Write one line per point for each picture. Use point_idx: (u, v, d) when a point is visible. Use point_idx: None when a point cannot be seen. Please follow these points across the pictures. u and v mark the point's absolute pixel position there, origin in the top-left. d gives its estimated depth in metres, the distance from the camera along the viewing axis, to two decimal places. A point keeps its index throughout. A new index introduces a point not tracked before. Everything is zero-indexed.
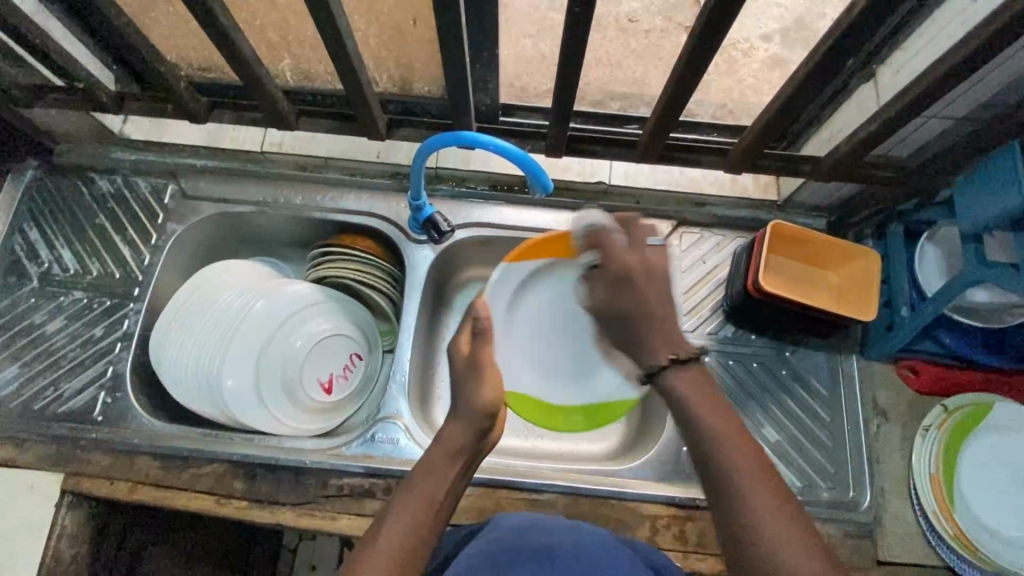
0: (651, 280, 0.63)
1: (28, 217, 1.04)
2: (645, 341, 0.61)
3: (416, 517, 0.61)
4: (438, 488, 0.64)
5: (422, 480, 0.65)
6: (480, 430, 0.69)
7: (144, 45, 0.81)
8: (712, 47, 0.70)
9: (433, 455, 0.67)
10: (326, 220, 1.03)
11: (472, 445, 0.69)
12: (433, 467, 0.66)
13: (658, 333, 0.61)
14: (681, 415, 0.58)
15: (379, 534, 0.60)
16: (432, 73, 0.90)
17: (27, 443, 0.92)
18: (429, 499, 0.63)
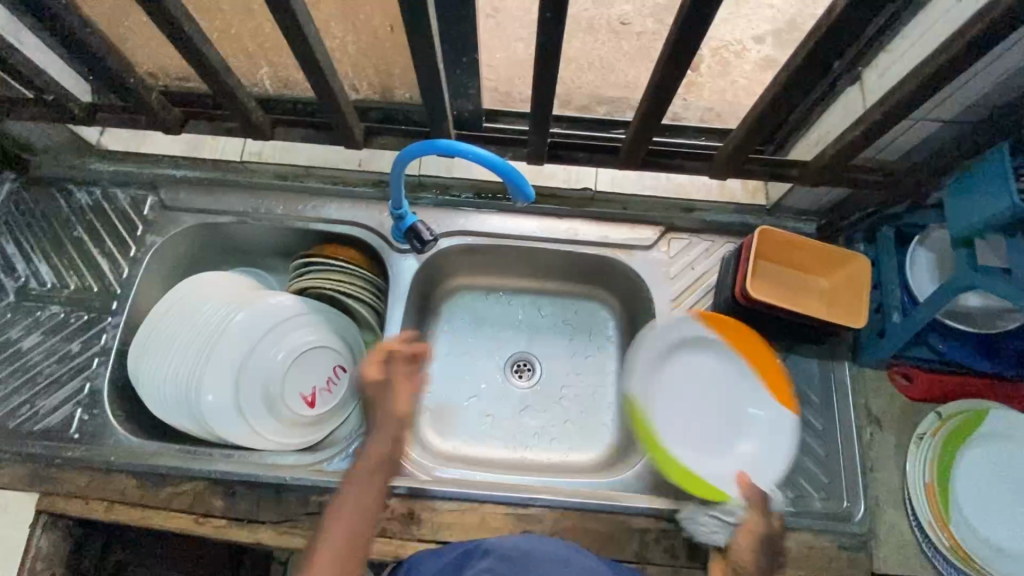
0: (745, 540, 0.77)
1: (5, 230, 1.02)
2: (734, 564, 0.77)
3: (355, 526, 0.67)
4: (373, 494, 0.70)
5: (354, 487, 0.70)
6: (398, 437, 0.74)
7: (114, 55, 0.80)
8: (692, 50, 0.69)
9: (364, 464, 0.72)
10: (307, 230, 1.01)
11: (393, 451, 0.74)
12: (368, 474, 0.72)
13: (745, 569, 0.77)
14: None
15: (319, 545, 0.65)
16: (412, 80, 0.88)
17: (1, 462, 0.89)
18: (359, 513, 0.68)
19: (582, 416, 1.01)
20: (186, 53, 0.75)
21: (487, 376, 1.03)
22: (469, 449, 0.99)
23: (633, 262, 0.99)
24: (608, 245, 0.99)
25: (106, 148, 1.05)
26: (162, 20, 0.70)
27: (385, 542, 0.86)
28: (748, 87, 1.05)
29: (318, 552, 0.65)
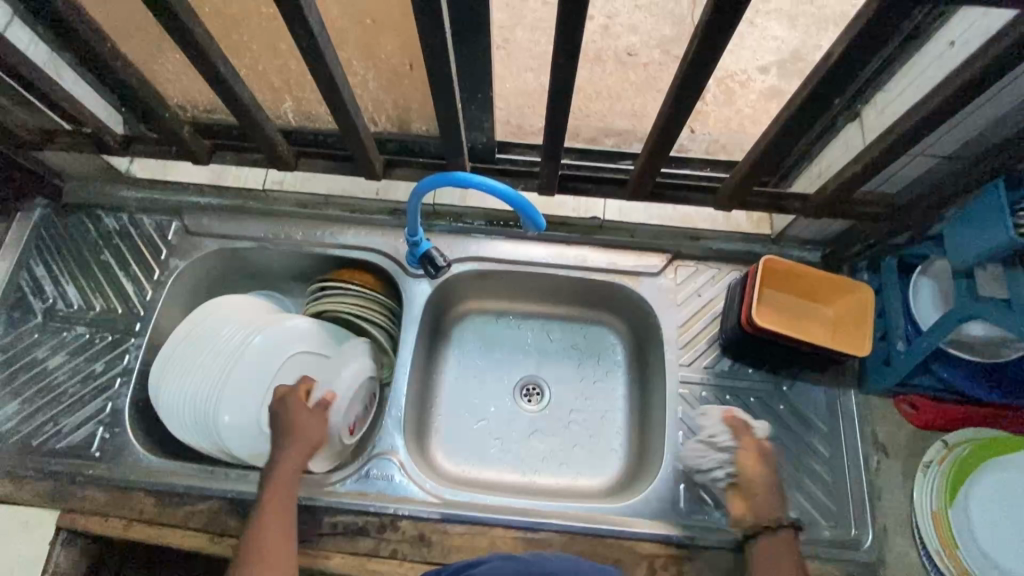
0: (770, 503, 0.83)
1: (35, 253, 1.06)
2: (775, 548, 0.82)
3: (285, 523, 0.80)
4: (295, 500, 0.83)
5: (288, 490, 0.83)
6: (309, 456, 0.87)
7: (150, 92, 0.84)
8: (696, 88, 0.73)
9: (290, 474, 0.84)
10: (325, 256, 1.05)
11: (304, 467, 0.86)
12: (274, 486, 0.83)
13: (771, 496, 0.83)
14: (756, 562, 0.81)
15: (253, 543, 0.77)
16: (429, 113, 0.92)
17: (24, 479, 0.92)
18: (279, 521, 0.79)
19: (591, 440, 1.03)
20: (218, 91, 0.80)
21: (496, 399, 1.05)
22: (479, 473, 1.00)
23: (639, 289, 1.01)
24: (616, 272, 1.02)
25: (134, 176, 1.09)
26: (197, 62, 0.75)
27: (396, 564, 0.88)
28: (752, 115, 1.12)
29: (258, 550, 0.76)
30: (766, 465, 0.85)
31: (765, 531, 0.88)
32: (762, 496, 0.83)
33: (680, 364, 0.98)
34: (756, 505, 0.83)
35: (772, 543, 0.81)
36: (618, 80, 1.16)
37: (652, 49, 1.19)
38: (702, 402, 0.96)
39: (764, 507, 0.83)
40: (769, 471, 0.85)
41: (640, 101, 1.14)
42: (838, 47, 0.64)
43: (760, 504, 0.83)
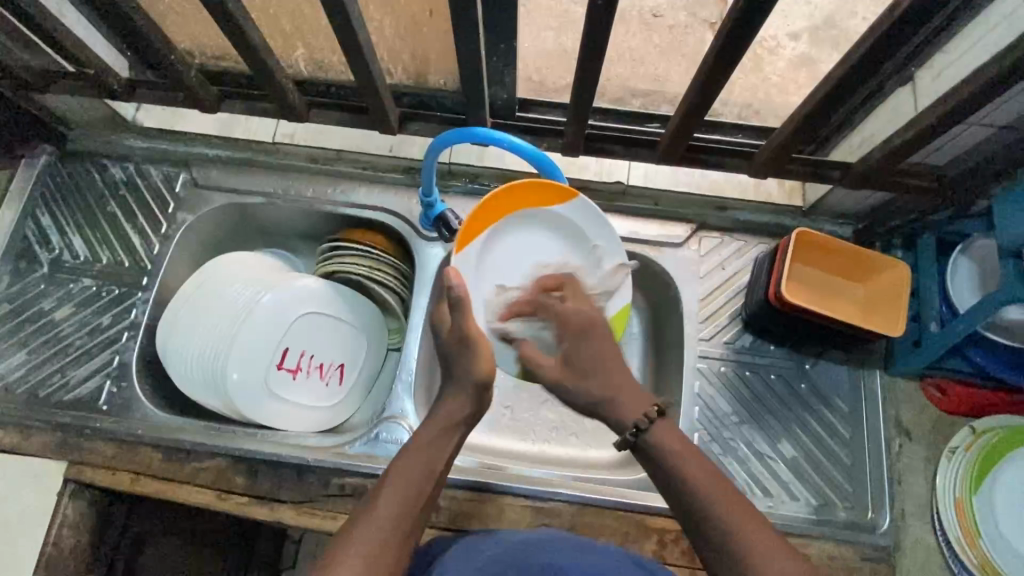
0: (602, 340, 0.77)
1: (41, 201, 1.03)
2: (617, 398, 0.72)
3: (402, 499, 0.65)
4: (430, 465, 0.69)
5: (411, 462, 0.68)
6: (478, 400, 0.74)
7: (156, 32, 0.80)
8: (738, 46, 0.67)
9: (428, 431, 0.72)
10: (336, 213, 1.02)
11: (469, 417, 0.74)
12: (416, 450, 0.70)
13: (627, 394, 0.72)
14: (649, 459, 0.67)
15: (372, 510, 0.63)
16: (449, 67, 0.87)
17: (31, 430, 0.92)
18: (418, 483, 0.67)
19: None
20: (228, 34, 0.75)
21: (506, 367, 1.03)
22: (487, 441, 0.98)
23: (662, 259, 0.97)
24: (638, 241, 0.98)
25: (141, 125, 1.05)
26: (206, 0, 0.70)
27: None
28: (779, 85, 1.06)
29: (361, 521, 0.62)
30: (585, 340, 0.77)
31: (780, 511, 0.86)
32: (625, 394, 0.72)
33: (700, 338, 0.95)
34: (622, 408, 0.71)
35: (664, 428, 0.68)
36: (642, 42, 1.08)
37: (681, 9, 1.12)
38: (720, 377, 0.93)
39: (623, 410, 0.71)
40: (611, 347, 0.77)
41: (664, 65, 1.07)
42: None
43: (614, 398, 0.72)
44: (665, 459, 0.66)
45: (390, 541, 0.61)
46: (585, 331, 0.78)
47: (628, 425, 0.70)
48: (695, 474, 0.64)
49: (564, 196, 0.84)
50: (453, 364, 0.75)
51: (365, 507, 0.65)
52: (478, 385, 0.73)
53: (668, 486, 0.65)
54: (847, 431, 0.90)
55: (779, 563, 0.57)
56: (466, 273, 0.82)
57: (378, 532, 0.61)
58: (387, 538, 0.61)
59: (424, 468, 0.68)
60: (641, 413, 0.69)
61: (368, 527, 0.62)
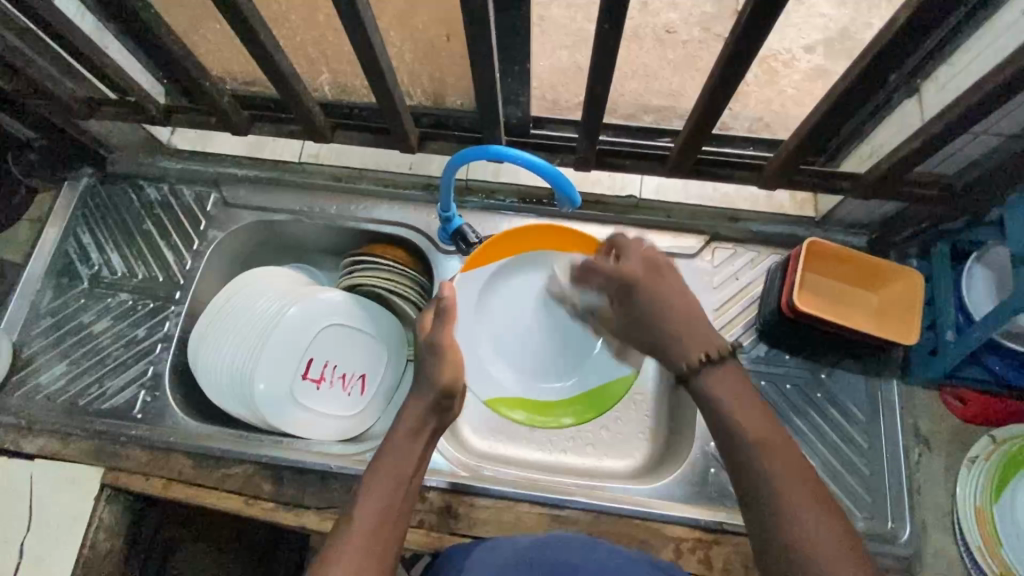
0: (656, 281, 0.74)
1: (82, 221, 1.09)
2: (674, 342, 0.70)
3: (386, 490, 0.68)
4: (407, 467, 0.70)
5: (390, 462, 0.70)
6: (441, 404, 0.76)
7: (192, 60, 0.85)
8: (744, 64, 0.70)
9: (398, 435, 0.74)
10: (358, 229, 1.06)
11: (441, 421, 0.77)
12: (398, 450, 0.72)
13: (678, 337, 0.70)
14: (702, 399, 0.66)
15: (358, 501, 0.67)
16: (465, 87, 0.91)
17: (71, 437, 0.96)
18: (399, 481, 0.69)
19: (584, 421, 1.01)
20: (259, 61, 0.80)
21: None
22: (505, 450, 1.00)
23: (677, 270, 0.99)
24: None
25: (174, 147, 1.12)
26: (240, 31, 0.75)
27: (424, 534, 0.89)
28: (796, 96, 1.08)
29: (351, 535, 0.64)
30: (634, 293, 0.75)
31: None
32: (688, 335, 0.69)
33: None
34: (687, 341, 0.69)
35: (723, 374, 0.66)
36: (656, 58, 1.12)
37: (693, 26, 1.15)
38: None
39: (680, 352, 0.69)
40: (677, 307, 0.72)
41: (678, 80, 1.10)
42: (903, 15, 0.61)
43: (676, 340, 0.70)
44: (719, 402, 0.65)
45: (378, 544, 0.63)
46: (632, 286, 0.75)
47: (685, 357, 0.68)
48: (742, 418, 0.63)
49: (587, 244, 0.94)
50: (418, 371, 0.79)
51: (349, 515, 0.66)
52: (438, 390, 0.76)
53: (718, 427, 0.64)
54: (864, 441, 0.90)
55: (803, 502, 0.57)
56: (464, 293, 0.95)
57: (368, 519, 0.65)
58: (377, 525, 0.65)
59: (401, 468, 0.70)
60: (697, 352, 0.67)
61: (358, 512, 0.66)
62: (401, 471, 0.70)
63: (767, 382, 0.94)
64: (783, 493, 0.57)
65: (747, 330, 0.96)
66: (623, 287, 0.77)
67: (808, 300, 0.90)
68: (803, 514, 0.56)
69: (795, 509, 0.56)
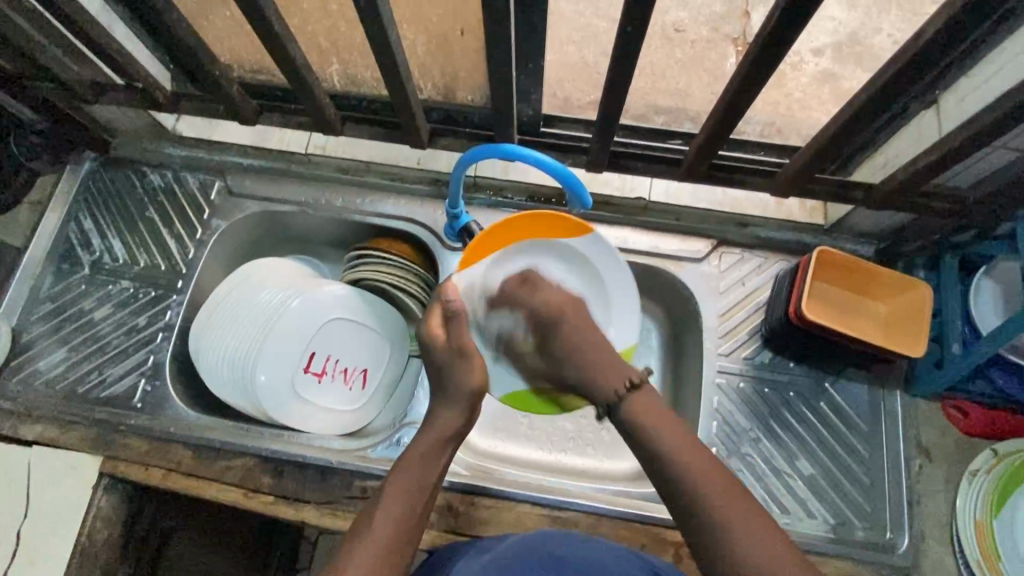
0: (576, 309, 0.84)
1: (84, 205, 1.08)
2: (596, 379, 0.77)
3: (404, 503, 0.66)
4: (425, 476, 0.69)
5: (408, 472, 0.69)
6: (469, 413, 0.75)
7: (203, 48, 0.83)
8: (764, 71, 0.69)
9: (424, 444, 0.72)
10: (363, 223, 1.05)
11: (459, 431, 0.74)
12: (411, 460, 0.70)
13: (600, 371, 0.77)
14: (624, 428, 0.72)
15: (376, 512, 0.66)
16: (477, 82, 0.90)
17: (70, 424, 0.95)
18: (419, 488, 0.68)
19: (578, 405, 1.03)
20: (271, 51, 0.79)
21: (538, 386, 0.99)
22: (505, 448, 1.00)
23: (683, 274, 0.98)
24: (659, 255, 0.99)
25: (180, 134, 1.11)
26: (254, 19, 0.74)
27: (425, 531, 0.88)
28: (802, 99, 1.07)
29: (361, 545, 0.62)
30: (556, 327, 0.82)
31: (797, 528, 0.86)
32: (610, 369, 0.77)
33: (719, 353, 0.95)
34: (600, 378, 0.77)
35: (643, 402, 0.72)
36: (663, 57, 1.11)
37: (701, 26, 1.14)
38: (738, 392, 0.94)
39: (604, 382, 0.76)
40: (591, 342, 0.80)
41: (685, 80, 1.09)
42: (931, 28, 0.60)
43: (591, 376, 0.78)
44: (639, 428, 0.70)
45: (394, 550, 0.63)
46: (560, 315, 0.83)
47: (608, 390, 0.75)
48: (664, 438, 0.67)
49: (580, 230, 0.87)
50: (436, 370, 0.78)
51: (361, 523, 0.66)
52: (470, 397, 0.74)
53: (646, 456, 0.68)
54: (866, 450, 0.90)
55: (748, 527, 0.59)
56: (471, 296, 0.85)
57: (381, 533, 0.63)
58: (390, 541, 0.63)
59: (420, 478, 0.69)
60: (618, 384, 0.75)
61: (373, 524, 0.64)
62: (423, 480, 0.69)
63: (769, 388, 0.94)
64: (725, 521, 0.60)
65: (751, 334, 0.96)
66: (544, 322, 0.83)
67: (817, 312, 0.89)
68: (734, 527, 0.59)
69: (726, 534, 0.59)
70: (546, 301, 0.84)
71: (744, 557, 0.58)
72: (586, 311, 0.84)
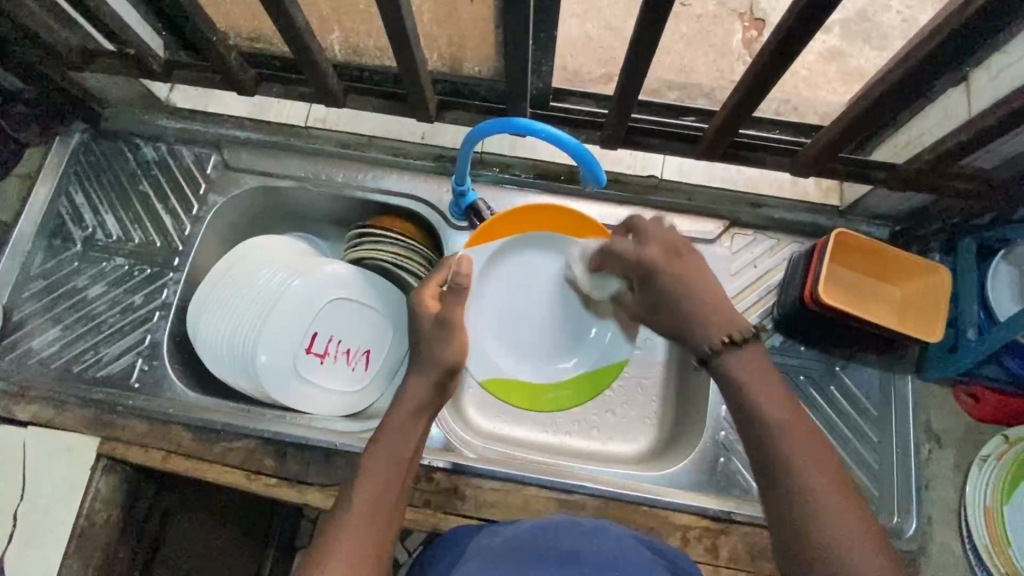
0: (686, 264, 0.71)
1: (75, 179, 1.04)
2: (703, 323, 0.67)
3: (384, 474, 0.65)
4: (400, 449, 0.68)
5: (383, 446, 0.68)
6: (439, 385, 0.74)
7: (200, 13, 0.79)
8: (794, 43, 0.66)
9: (396, 416, 0.71)
10: (365, 200, 1.02)
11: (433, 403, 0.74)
12: (385, 434, 0.69)
13: (712, 312, 0.67)
14: (725, 384, 0.64)
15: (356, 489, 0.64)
16: (486, 53, 0.86)
17: (66, 405, 0.93)
18: (395, 461, 0.67)
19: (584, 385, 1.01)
20: (273, 16, 0.75)
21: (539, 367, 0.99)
22: (510, 430, 0.99)
23: None
24: None
25: (174, 105, 1.05)
26: None
27: (430, 514, 0.87)
28: (809, 78, 1.03)
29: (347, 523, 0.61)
30: (656, 278, 0.73)
31: None
32: (713, 316, 0.67)
33: None
34: (708, 322, 0.67)
35: (747, 355, 0.64)
36: (672, 30, 1.07)
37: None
38: None
39: (697, 332, 0.67)
40: (704, 276, 0.70)
41: (690, 56, 1.05)
42: None
43: (702, 319, 0.67)
44: (741, 390, 0.62)
45: (379, 524, 0.62)
46: (653, 270, 0.74)
47: (707, 340, 0.66)
48: (767, 406, 0.60)
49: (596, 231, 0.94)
50: (440, 345, 0.76)
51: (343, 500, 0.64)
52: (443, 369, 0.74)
53: (742, 414, 0.61)
54: (875, 435, 0.89)
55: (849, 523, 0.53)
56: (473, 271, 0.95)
57: (367, 505, 0.62)
58: (378, 514, 0.62)
59: (398, 451, 0.68)
60: (717, 334, 0.65)
61: (358, 497, 0.63)
62: (399, 453, 0.68)
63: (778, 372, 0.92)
64: (831, 524, 0.53)
65: (761, 317, 0.95)
66: (645, 273, 0.74)
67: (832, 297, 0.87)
68: (836, 520, 0.53)
69: (823, 521, 0.53)
70: (641, 258, 0.75)
71: (830, 539, 0.52)
72: (693, 259, 0.72)
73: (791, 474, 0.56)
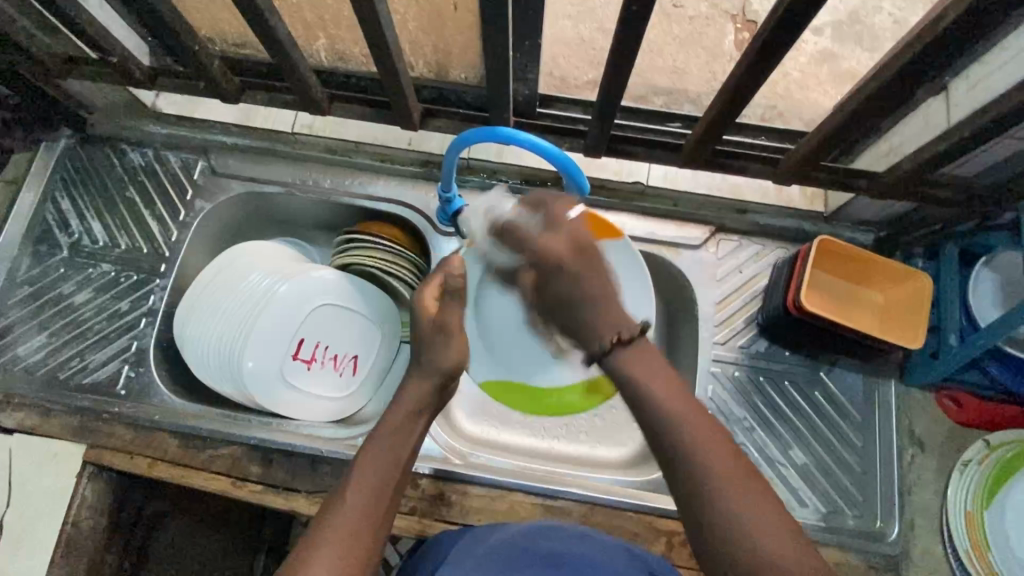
0: (575, 252, 0.76)
1: (61, 185, 1.04)
2: (592, 325, 0.72)
3: (380, 471, 0.66)
4: (399, 448, 0.68)
5: (381, 444, 0.68)
6: (440, 386, 0.75)
7: (181, 22, 0.79)
8: (772, 54, 0.66)
9: (396, 414, 0.72)
10: (352, 205, 1.02)
11: (433, 403, 0.75)
12: (383, 430, 0.70)
13: (602, 307, 0.72)
14: (620, 382, 0.67)
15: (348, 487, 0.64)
16: (471, 61, 0.86)
17: (52, 412, 0.93)
18: (392, 461, 0.67)
19: None
20: (254, 26, 0.75)
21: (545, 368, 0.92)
22: (497, 435, 1.00)
23: (679, 261, 0.96)
24: (656, 242, 0.97)
25: (160, 111, 1.05)
26: None
27: (416, 521, 0.87)
28: (801, 79, 1.03)
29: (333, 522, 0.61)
30: (555, 278, 0.76)
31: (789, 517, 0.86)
32: (605, 313, 0.72)
33: (714, 342, 0.94)
34: (596, 324, 0.72)
35: (635, 355, 0.68)
36: (661, 33, 1.07)
37: (699, 2, 1.11)
38: (733, 381, 0.93)
39: (598, 330, 0.71)
40: (594, 277, 0.74)
41: (683, 57, 1.05)
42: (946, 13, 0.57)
43: (592, 317, 0.72)
44: (636, 386, 0.65)
45: (369, 522, 0.62)
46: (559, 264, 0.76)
47: (599, 339, 0.70)
48: (663, 400, 0.63)
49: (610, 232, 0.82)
50: (423, 353, 0.77)
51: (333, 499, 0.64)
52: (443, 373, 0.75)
53: (640, 417, 0.65)
54: (859, 440, 0.90)
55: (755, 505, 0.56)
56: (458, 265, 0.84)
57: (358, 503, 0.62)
58: (370, 508, 0.62)
59: (395, 450, 0.68)
60: (609, 333, 0.70)
61: (348, 496, 0.63)
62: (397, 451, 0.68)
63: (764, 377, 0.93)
64: (737, 511, 0.55)
65: (746, 323, 0.95)
66: (549, 266, 0.76)
67: (816, 304, 0.87)
68: (743, 502, 0.56)
69: (730, 496, 0.56)
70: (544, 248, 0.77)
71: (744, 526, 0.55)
72: (597, 260, 0.76)
73: (693, 463, 0.59)
